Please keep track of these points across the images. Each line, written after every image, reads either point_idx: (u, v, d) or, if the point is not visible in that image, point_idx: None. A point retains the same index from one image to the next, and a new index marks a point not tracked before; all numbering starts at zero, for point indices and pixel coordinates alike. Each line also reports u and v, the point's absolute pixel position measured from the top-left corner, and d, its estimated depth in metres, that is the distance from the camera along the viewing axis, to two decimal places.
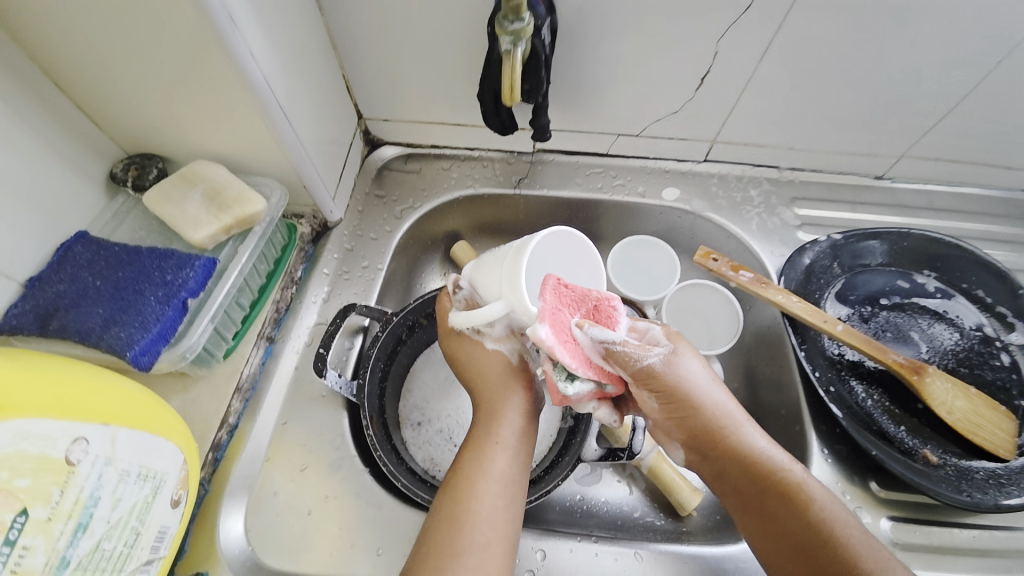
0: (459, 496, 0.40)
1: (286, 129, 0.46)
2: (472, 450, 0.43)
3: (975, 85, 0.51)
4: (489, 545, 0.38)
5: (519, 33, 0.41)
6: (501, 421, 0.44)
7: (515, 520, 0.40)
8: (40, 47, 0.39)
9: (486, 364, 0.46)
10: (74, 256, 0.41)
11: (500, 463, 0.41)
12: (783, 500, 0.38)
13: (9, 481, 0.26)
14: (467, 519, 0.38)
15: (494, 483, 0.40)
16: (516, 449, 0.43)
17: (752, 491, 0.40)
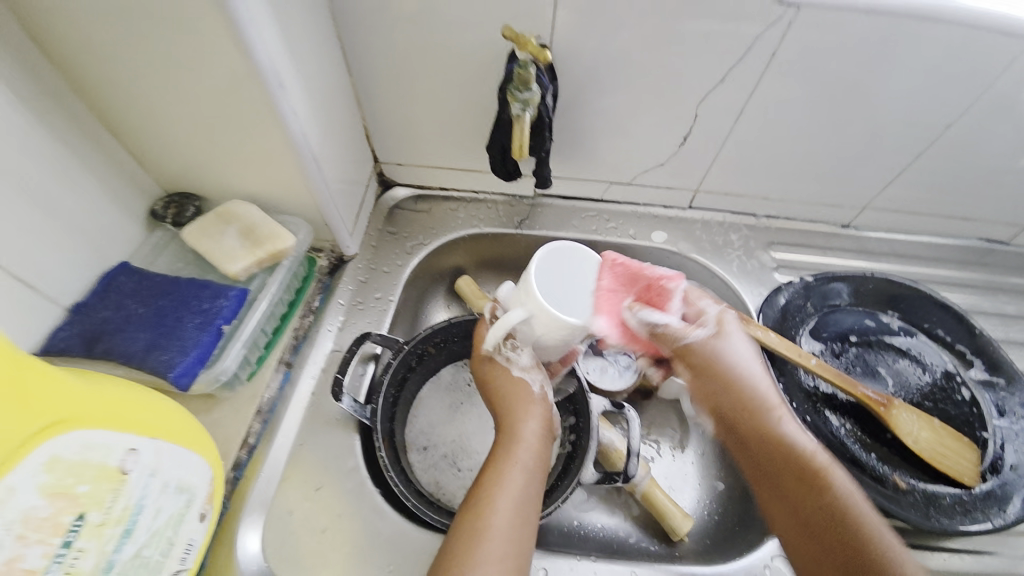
0: (477, 511, 0.43)
1: (316, 176, 0.51)
2: (493, 466, 0.46)
3: (922, 146, 0.59)
4: (506, 555, 0.41)
5: (528, 100, 0.48)
6: (521, 443, 0.48)
7: (531, 536, 0.43)
8: (106, 103, 0.44)
9: (512, 390, 0.51)
10: (118, 286, 0.45)
11: (517, 480, 0.45)
12: (804, 470, 0.46)
13: (73, 486, 0.29)
14: (484, 531, 0.42)
15: (512, 500, 0.44)
16: (533, 470, 0.46)
17: (778, 459, 0.47)
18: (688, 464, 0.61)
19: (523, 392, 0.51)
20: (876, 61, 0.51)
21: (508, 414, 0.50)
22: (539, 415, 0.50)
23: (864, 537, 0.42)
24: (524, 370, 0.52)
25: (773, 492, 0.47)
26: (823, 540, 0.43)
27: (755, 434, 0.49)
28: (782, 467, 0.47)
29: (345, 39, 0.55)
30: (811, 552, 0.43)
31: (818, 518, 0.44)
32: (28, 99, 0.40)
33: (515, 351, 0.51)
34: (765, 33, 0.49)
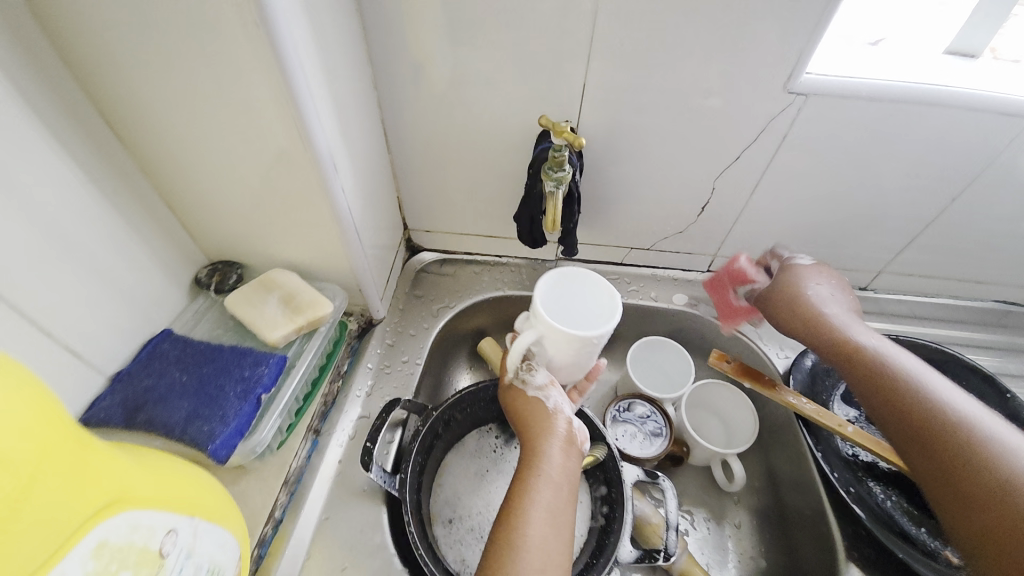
0: (506, 532, 0.42)
1: (355, 245, 0.54)
2: (519, 484, 0.45)
3: (932, 216, 0.62)
4: (542, 572, 0.39)
5: (561, 179, 0.52)
6: (545, 456, 0.47)
7: (565, 549, 0.42)
8: (170, 181, 0.48)
9: (530, 408, 0.51)
10: (162, 353, 0.46)
11: (545, 495, 0.44)
12: (930, 414, 0.45)
13: (118, 573, 0.27)
14: (516, 553, 0.40)
15: (542, 513, 0.43)
16: (560, 484, 0.45)
17: (898, 389, 0.47)
18: (727, 539, 0.58)
19: (542, 406, 0.51)
20: (881, 141, 0.55)
21: (529, 430, 0.50)
22: (560, 428, 0.49)
23: (999, 480, 0.40)
24: (540, 389, 0.52)
25: (898, 418, 0.47)
26: (962, 492, 0.41)
27: (868, 376, 0.50)
28: (906, 399, 0.47)
29: (387, 121, 0.60)
30: (950, 502, 0.42)
31: (949, 465, 0.43)
32: (99, 180, 0.43)
33: (530, 372, 0.53)
34: (776, 118, 0.54)
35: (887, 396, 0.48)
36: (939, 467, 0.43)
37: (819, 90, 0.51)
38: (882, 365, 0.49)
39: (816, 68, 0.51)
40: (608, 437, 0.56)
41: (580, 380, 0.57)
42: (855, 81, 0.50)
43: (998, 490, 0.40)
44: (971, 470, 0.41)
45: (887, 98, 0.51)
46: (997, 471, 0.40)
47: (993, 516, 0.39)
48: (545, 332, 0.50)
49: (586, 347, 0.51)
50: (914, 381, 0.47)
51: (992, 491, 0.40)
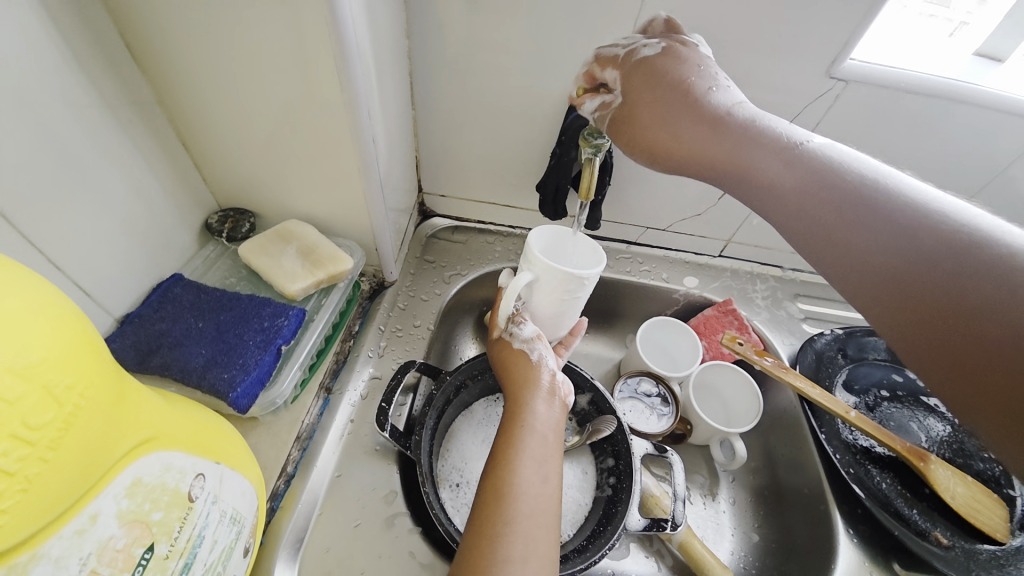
0: (494, 479, 0.40)
1: (379, 202, 0.52)
2: (504, 434, 0.44)
3: None
4: (530, 514, 0.38)
5: (599, 146, 0.50)
6: (529, 409, 0.46)
7: (552, 498, 0.40)
8: (187, 115, 0.45)
9: (513, 360, 0.51)
10: (174, 297, 0.45)
11: (530, 444, 0.43)
12: (896, 214, 0.33)
13: (147, 513, 0.26)
14: (508, 501, 0.39)
15: (527, 460, 0.42)
16: (543, 433, 0.44)
17: (838, 198, 0.36)
18: (721, 513, 0.60)
19: (527, 359, 0.51)
20: (912, 137, 0.55)
21: (517, 381, 0.49)
22: (543, 380, 0.49)
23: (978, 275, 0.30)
24: (526, 342, 0.52)
25: (840, 243, 0.35)
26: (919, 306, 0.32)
27: (796, 191, 0.38)
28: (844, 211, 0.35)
29: (415, 75, 0.57)
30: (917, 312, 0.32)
31: (914, 272, 0.32)
32: (114, 105, 0.40)
33: (518, 325, 0.52)
34: (810, 105, 0.54)
35: (801, 215, 0.37)
36: (908, 281, 0.32)
37: (860, 78, 0.51)
38: (842, 180, 0.36)
39: (859, 56, 0.51)
40: (617, 412, 0.57)
41: (564, 336, 0.58)
42: (896, 72, 0.50)
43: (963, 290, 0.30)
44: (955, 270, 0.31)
45: (925, 92, 0.51)
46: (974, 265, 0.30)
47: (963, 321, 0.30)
48: (541, 274, 0.50)
49: (572, 293, 0.51)
50: (871, 180, 0.35)
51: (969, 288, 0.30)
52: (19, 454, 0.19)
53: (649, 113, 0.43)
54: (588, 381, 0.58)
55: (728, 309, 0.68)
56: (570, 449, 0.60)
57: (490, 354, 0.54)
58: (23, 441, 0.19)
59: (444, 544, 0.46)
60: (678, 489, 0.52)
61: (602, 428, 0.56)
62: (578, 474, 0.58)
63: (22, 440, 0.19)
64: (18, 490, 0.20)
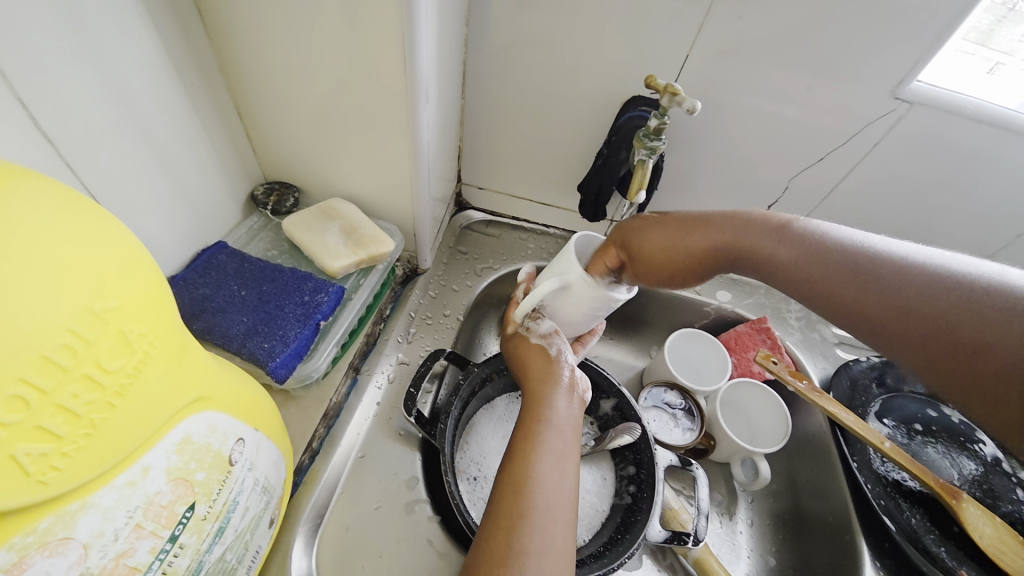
0: (515, 471, 0.40)
1: (423, 188, 0.52)
2: (527, 428, 0.43)
3: (997, 250, 0.62)
4: (548, 510, 0.38)
5: (654, 149, 0.49)
6: (554, 406, 0.45)
7: (571, 498, 0.40)
8: (246, 85, 0.46)
9: (530, 357, 0.50)
10: (218, 264, 0.45)
11: (551, 439, 0.42)
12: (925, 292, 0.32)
13: (192, 472, 0.26)
14: (531, 494, 0.38)
15: (550, 456, 0.41)
16: (565, 430, 0.44)
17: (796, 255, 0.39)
18: (738, 534, 0.58)
19: (546, 354, 0.50)
20: (969, 167, 0.54)
21: (534, 373, 0.49)
22: (563, 376, 0.48)
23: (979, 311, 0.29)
24: (544, 337, 0.51)
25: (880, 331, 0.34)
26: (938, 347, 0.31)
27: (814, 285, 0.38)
28: (799, 265, 0.39)
29: (468, 65, 0.57)
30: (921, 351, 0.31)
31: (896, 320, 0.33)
32: (180, 69, 0.41)
33: (536, 321, 0.52)
34: (866, 128, 0.53)
35: (875, 322, 0.34)
36: (916, 324, 0.32)
37: (925, 101, 0.49)
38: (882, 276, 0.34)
39: (925, 78, 0.50)
40: (642, 420, 0.56)
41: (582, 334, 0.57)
42: (963, 98, 0.49)
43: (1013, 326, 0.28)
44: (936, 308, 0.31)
45: (991, 121, 0.49)
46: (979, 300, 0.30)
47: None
48: (574, 282, 0.46)
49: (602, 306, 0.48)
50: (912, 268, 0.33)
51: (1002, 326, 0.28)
52: (88, 398, 0.19)
53: (666, 246, 0.44)
54: (614, 386, 0.58)
55: (761, 327, 0.66)
56: (589, 453, 0.58)
57: (506, 348, 0.53)
58: (94, 384, 0.20)
59: (462, 535, 0.46)
60: (701, 503, 0.51)
61: (626, 430, 0.55)
62: (597, 479, 0.57)
63: (93, 383, 0.19)
64: (83, 433, 0.20)
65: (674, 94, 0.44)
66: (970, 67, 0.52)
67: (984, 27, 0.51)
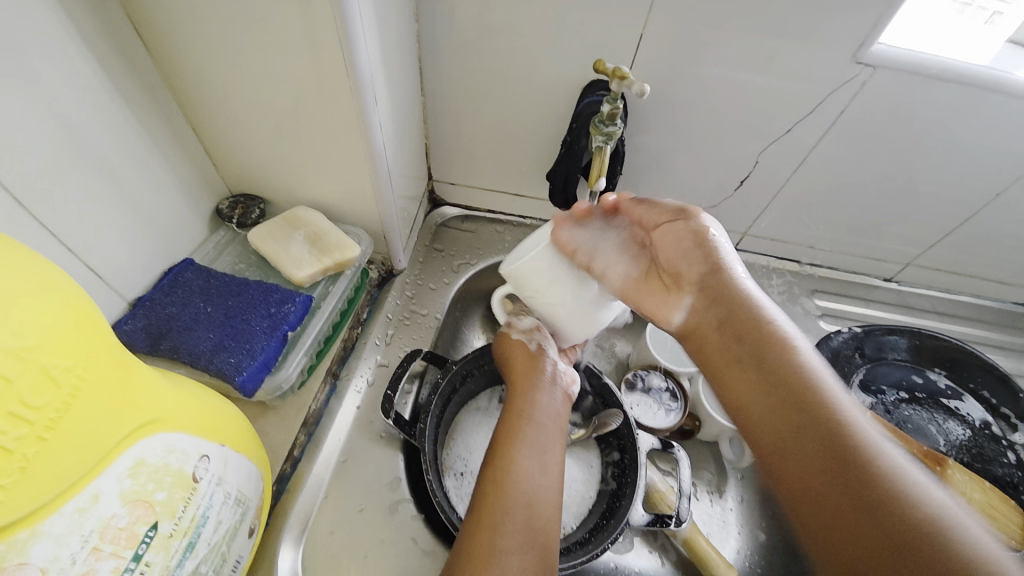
0: (495, 466, 0.40)
1: (387, 190, 0.52)
2: (505, 427, 0.44)
3: (976, 211, 0.61)
4: (534, 504, 0.38)
5: (611, 134, 0.48)
6: (528, 398, 0.46)
7: (553, 486, 0.40)
8: (195, 102, 0.46)
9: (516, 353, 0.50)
10: (184, 282, 0.46)
11: (530, 434, 0.43)
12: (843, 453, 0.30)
13: (150, 493, 0.27)
14: (507, 488, 0.39)
15: (529, 449, 0.42)
16: (542, 422, 0.44)
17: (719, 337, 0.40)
18: (728, 511, 0.59)
19: (525, 350, 0.50)
20: (940, 129, 0.53)
21: (516, 367, 0.49)
22: (545, 370, 0.48)
23: (903, 508, 0.27)
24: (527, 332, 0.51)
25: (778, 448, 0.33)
26: (830, 490, 0.30)
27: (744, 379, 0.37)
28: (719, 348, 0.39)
29: (425, 61, 0.56)
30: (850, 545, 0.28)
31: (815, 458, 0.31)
32: (124, 91, 0.41)
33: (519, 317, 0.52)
34: (830, 97, 0.52)
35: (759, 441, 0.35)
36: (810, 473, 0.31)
37: (889, 64, 0.48)
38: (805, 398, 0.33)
39: (888, 41, 0.49)
40: (624, 405, 0.56)
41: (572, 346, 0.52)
42: (928, 58, 0.48)
43: (905, 514, 0.27)
44: (849, 466, 0.30)
45: (955, 80, 0.48)
46: (918, 514, 0.27)
47: (910, 542, 0.26)
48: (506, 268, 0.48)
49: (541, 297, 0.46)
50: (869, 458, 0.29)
51: (906, 520, 0.27)
52: (17, 433, 0.20)
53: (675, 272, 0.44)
54: (597, 376, 0.58)
55: None
56: (576, 443, 0.58)
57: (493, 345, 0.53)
58: (22, 420, 0.20)
59: (447, 532, 0.47)
60: (683, 484, 0.51)
61: (613, 415, 0.55)
62: (583, 467, 0.57)
63: (20, 419, 0.20)
64: (17, 468, 0.20)
65: (623, 78, 0.43)
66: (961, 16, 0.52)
67: None
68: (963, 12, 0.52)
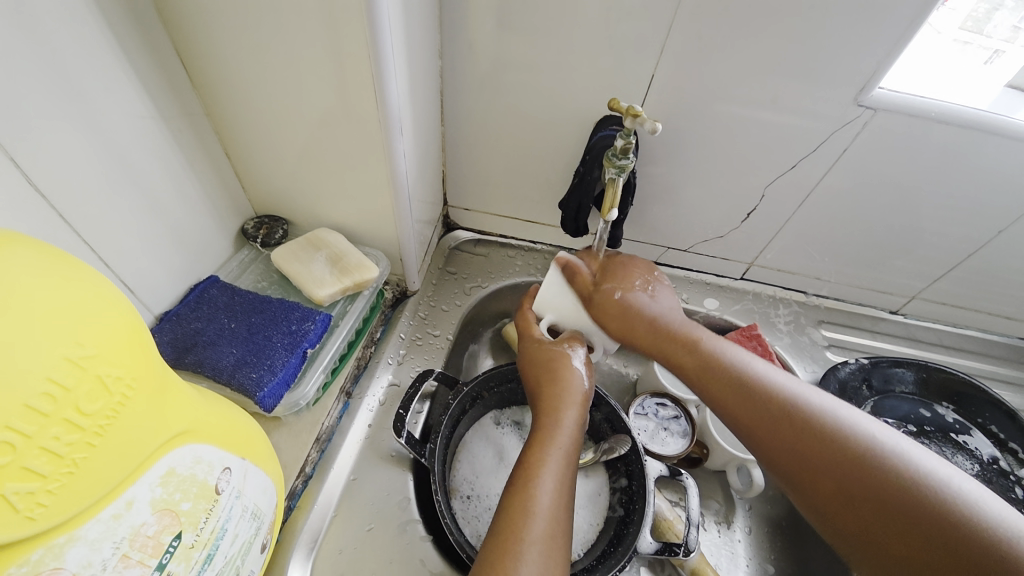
0: (517, 495, 0.40)
1: (406, 214, 0.54)
2: (530, 454, 0.43)
3: (980, 246, 0.62)
4: (552, 537, 0.38)
5: (624, 167, 0.50)
6: (559, 424, 0.45)
7: (567, 516, 0.40)
8: (230, 128, 0.48)
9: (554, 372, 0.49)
10: (210, 298, 0.48)
11: (556, 464, 0.42)
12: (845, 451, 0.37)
13: (177, 503, 0.28)
14: (525, 518, 0.38)
15: (556, 481, 0.41)
16: (568, 453, 0.44)
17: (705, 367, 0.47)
18: (736, 543, 0.58)
19: (564, 375, 0.49)
20: (941, 168, 0.55)
21: (552, 390, 0.48)
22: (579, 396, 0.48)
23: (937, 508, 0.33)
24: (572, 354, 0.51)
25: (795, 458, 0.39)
26: (863, 493, 0.36)
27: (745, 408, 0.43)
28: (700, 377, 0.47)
29: (446, 94, 0.60)
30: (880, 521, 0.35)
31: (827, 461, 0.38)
32: (165, 117, 0.43)
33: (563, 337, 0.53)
34: (832, 136, 0.54)
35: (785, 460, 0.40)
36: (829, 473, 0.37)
37: (889, 106, 0.50)
38: (797, 419, 0.40)
39: (887, 84, 0.51)
40: (633, 431, 0.56)
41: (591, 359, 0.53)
42: (926, 101, 0.50)
43: (942, 504, 0.33)
44: (887, 484, 0.35)
45: (953, 122, 0.50)
46: (949, 501, 0.33)
47: (952, 524, 0.32)
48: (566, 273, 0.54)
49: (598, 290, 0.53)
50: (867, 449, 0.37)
51: (947, 521, 0.32)
52: (69, 439, 0.21)
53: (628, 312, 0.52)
54: (605, 400, 0.58)
55: (751, 334, 0.66)
56: (583, 467, 0.58)
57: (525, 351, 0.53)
58: (74, 426, 0.21)
59: (453, 555, 0.46)
60: (692, 513, 0.51)
61: (622, 441, 0.55)
62: (591, 494, 0.57)
63: (73, 425, 0.21)
64: (65, 472, 0.21)
65: (636, 116, 0.45)
66: (963, 59, 0.55)
67: (980, 16, 0.53)
68: (965, 50, 0.55)
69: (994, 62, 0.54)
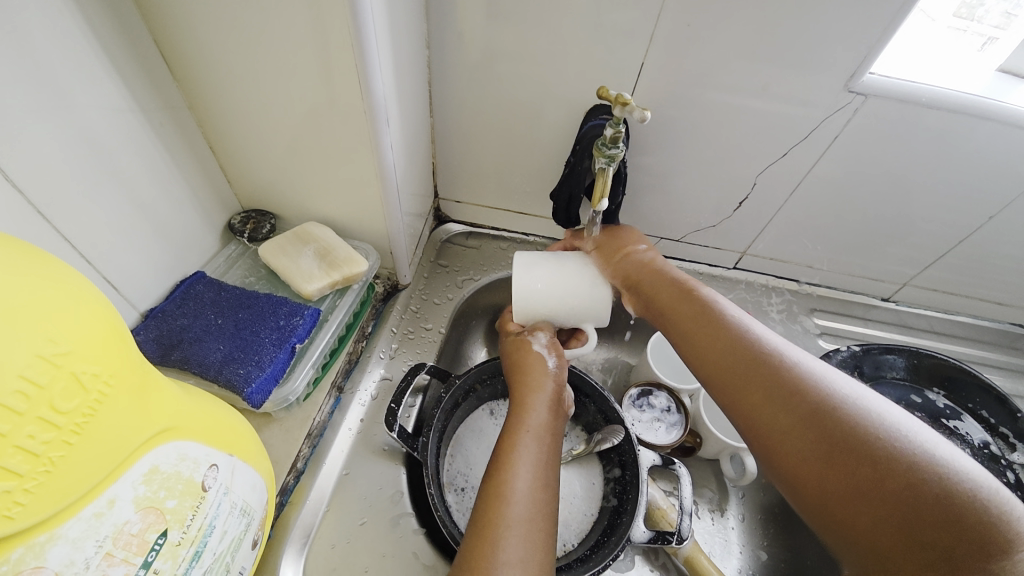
0: (495, 480, 0.40)
1: (395, 206, 0.53)
2: (504, 439, 0.44)
3: (972, 232, 0.62)
4: (534, 520, 0.38)
5: (614, 157, 0.49)
6: (529, 410, 0.46)
7: (550, 500, 0.40)
8: (213, 121, 0.47)
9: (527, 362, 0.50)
10: (196, 294, 0.47)
11: (529, 448, 0.43)
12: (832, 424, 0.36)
13: (162, 500, 0.27)
14: (511, 504, 0.38)
15: (531, 465, 0.41)
16: (541, 435, 0.44)
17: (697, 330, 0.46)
18: (729, 530, 0.59)
19: (537, 363, 0.50)
20: (932, 154, 0.55)
21: (523, 380, 0.49)
22: (549, 386, 0.48)
23: (935, 489, 0.31)
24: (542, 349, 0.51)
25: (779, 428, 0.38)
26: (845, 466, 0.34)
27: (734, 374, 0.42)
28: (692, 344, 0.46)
29: (434, 83, 0.59)
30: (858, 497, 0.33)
31: (812, 432, 0.36)
32: (146, 109, 0.42)
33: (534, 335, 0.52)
34: (824, 123, 0.54)
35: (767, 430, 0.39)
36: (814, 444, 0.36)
37: (881, 92, 0.50)
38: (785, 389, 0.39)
39: (879, 70, 0.51)
40: (626, 421, 0.56)
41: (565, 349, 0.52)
42: (917, 87, 0.50)
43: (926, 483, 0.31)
44: (879, 465, 0.33)
45: (945, 107, 0.50)
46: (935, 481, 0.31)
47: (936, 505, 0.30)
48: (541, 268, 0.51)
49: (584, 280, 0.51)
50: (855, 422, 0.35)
51: (940, 509, 0.30)
52: (45, 437, 0.21)
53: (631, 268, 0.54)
54: (598, 391, 0.57)
55: None
56: (577, 458, 0.58)
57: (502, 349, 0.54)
58: (50, 424, 0.21)
59: (447, 546, 0.47)
60: (685, 502, 0.51)
61: (613, 430, 0.55)
62: (585, 484, 0.57)
63: (49, 423, 0.21)
64: (43, 471, 0.21)
65: (625, 104, 0.44)
66: (958, 45, 0.55)
67: (973, 1, 0.53)
68: (960, 37, 0.55)
69: (987, 48, 0.54)
